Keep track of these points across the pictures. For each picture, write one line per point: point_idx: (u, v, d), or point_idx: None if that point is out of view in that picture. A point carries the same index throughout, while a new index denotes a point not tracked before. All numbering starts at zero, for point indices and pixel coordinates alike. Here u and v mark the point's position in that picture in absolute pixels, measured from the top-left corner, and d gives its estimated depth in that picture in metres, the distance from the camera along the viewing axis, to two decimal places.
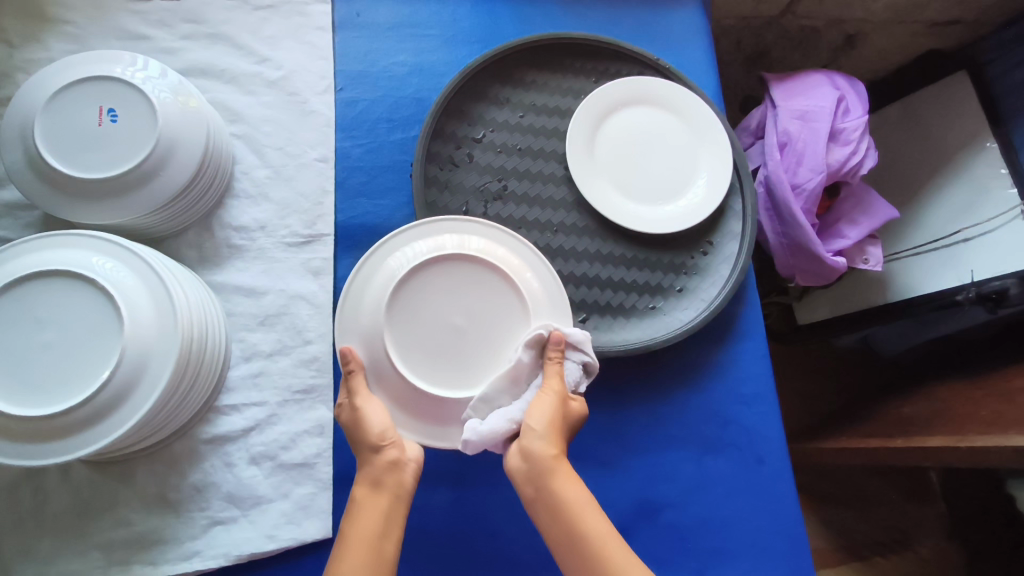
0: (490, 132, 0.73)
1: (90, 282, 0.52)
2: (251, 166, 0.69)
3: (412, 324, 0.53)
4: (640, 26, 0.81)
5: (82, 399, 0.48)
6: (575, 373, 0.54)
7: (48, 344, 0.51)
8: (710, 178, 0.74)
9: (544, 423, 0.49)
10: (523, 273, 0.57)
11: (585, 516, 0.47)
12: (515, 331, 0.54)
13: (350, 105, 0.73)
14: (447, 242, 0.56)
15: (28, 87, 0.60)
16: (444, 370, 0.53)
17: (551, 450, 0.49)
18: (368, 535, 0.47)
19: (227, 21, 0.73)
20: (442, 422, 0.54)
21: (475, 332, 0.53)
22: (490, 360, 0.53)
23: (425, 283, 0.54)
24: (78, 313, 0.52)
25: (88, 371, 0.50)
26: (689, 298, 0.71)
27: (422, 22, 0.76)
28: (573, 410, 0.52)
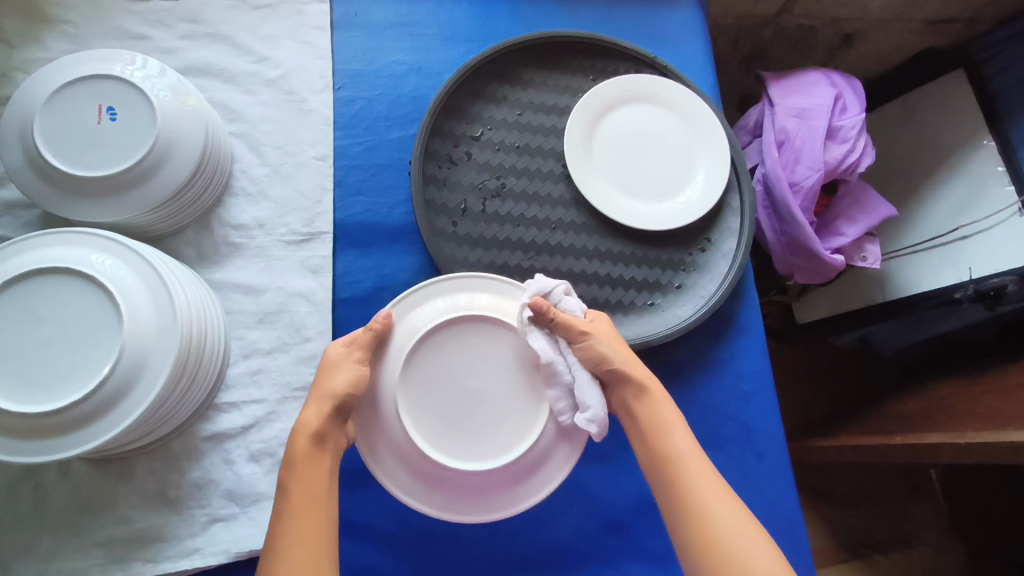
0: (488, 129, 0.73)
1: (89, 280, 0.52)
2: (250, 165, 0.69)
3: (443, 431, 0.51)
4: (637, 24, 0.82)
5: (84, 394, 0.49)
6: (572, 304, 0.57)
7: (48, 340, 0.52)
8: (708, 176, 0.74)
9: (617, 351, 0.56)
10: (471, 300, 0.55)
11: (673, 431, 0.54)
12: (526, 367, 0.53)
13: (348, 103, 0.73)
14: (441, 307, 0.55)
15: (28, 86, 0.60)
16: (503, 432, 0.52)
17: (648, 377, 0.56)
18: (315, 490, 0.49)
19: (225, 21, 0.73)
20: (482, 495, 0.52)
21: (492, 382, 0.53)
22: (518, 421, 0.52)
23: (425, 365, 0.52)
24: (78, 311, 0.52)
25: (87, 367, 0.50)
26: (688, 295, 0.71)
27: (420, 21, 0.77)
28: (603, 326, 0.58)
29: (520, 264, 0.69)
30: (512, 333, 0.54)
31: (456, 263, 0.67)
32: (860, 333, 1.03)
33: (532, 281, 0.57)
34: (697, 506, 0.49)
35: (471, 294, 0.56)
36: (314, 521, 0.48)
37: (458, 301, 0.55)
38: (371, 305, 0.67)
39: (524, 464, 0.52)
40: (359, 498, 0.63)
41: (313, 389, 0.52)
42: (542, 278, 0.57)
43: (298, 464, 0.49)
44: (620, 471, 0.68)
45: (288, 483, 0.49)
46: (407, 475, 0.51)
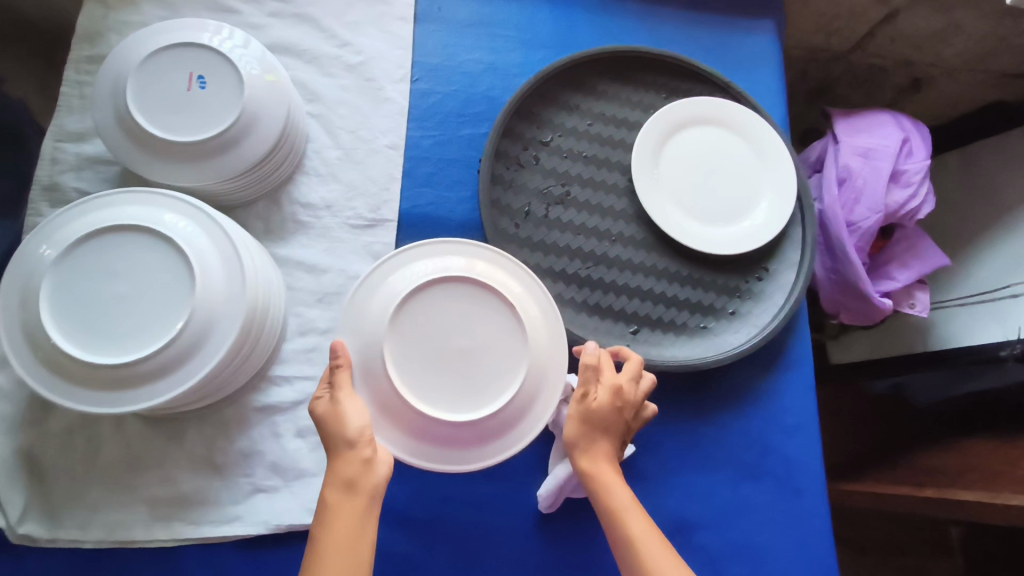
0: (558, 136, 0.73)
1: (166, 240, 0.53)
2: (323, 145, 0.70)
3: (450, 395, 0.51)
4: (715, 46, 0.81)
5: (153, 350, 0.50)
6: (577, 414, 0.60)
7: (123, 294, 0.53)
8: (770, 205, 0.74)
9: (592, 427, 0.52)
10: (417, 272, 0.54)
11: (621, 516, 0.49)
12: (499, 311, 0.53)
13: (424, 96, 0.74)
14: (404, 279, 0.54)
15: (124, 48, 0.62)
16: (502, 366, 0.52)
17: (597, 461, 0.51)
18: (343, 538, 0.45)
19: (313, 4, 0.75)
20: (490, 444, 0.52)
21: (474, 333, 0.52)
22: (507, 367, 0.52)
23: (405, 335, 0.51)
24: (152, 270, 0.53)
25: (156, 326, 0.51)
26: (741, 322, 0.70)
27: (500, 22, 0.77)
28: (601, 402, 0.51)
29: (578, 272, 0.69)
30: (477, 285, 0.53)
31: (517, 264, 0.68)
32: (893, 382, 1.00)
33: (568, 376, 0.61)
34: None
35: (418, 266, 0.55)
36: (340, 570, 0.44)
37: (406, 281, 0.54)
38: None
39: (521, 408, 0.52)
40: (399, 485, 0.62)
41: (327, 442, 0.49)
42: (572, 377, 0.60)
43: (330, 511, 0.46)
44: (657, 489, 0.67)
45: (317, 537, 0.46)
46: (429, 445, 0.52)
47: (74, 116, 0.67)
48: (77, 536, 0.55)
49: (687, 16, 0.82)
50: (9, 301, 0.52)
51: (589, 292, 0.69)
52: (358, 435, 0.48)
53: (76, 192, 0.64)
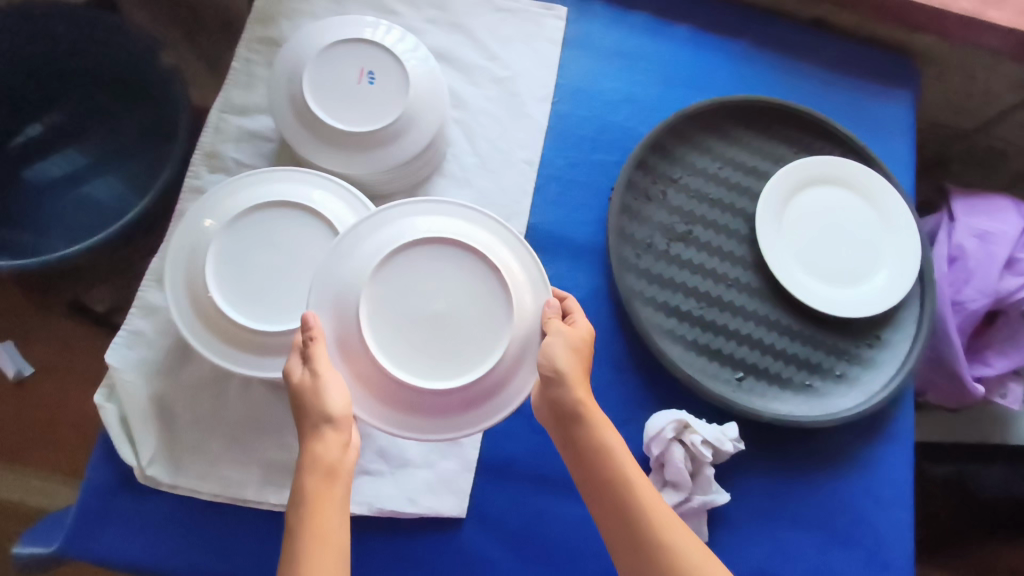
0: (687, 175, 0.74)
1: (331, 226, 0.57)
2: (462, 150, 0.72)
3: (430, 360, 0.51)
4: (849, 109, 0.82)
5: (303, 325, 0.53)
6: (678, 453, 0.62)
7: (277, 266, 0.56)
8: (889, 274, 0.73)
9: (570, 366, 0.51)
10: (394, 235, 0.53)
11: (616, 457, 0.49)
12: (477, 273, 0.52)
13: (562, 118, 0.75)
14: (375, 242, 0.53)
15: (302, 37, 0.65)
16: (483, 331, 0.52)
17: (585, 398, 0.50)
18: (331, 510, 0.46)
19: (469, 14, 0.77)
20: (473, 411, 0.52)
21: (455, 297, 0.52)
22: (487, 331, 0.52)
23: (380, 302, 0.51)
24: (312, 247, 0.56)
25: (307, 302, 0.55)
26: (848, 385, 0.70)
27: (643, 58, 0.79)
28: (582, 338, 0.53)
29: (691, 310, 0.70)
30: (458, 249, 0.53)
31: (634, 293, 0.69)
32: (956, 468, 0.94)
33: (673, 415, 0.63)
34: (651, 538, 0.48)
35: (392, 228, 0.53)
36: (332, 539, 0.45)
37: (377, 245, 0.52)
38: None
39: (501, 377, 0.52)
40: (495, 489, 0.63)
41: (304, 420, 0.48)
42: (676, 417, 0.63)
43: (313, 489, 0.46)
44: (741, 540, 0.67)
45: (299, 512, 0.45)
46: (411, 414, 0.51)
47: (240, 92, 0.70)
48: (195, 487, 0.58)
49: (826, 76, 0.83)
50: (178, 261, 0.57)
51: (700, 331, 0.69)
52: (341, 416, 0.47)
53: (234, 162, 0.68)
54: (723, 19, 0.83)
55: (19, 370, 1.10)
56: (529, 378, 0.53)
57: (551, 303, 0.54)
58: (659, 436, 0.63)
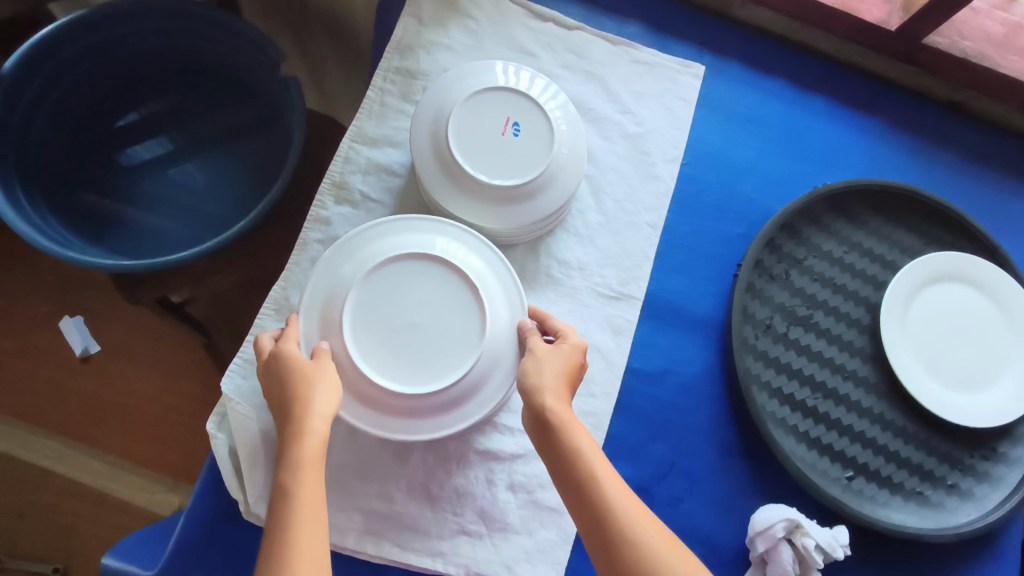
0: (812, 257, 0.72)
1: (453, 281, 0.55)
2: (588, 207, 0.71)
3: (406, 368, 0.53)
4: (985, 201, 0.78)
5: (416, 383, 0.52)
6: (785, 554, 0.58)
7: (397, 314, 0.54)
8: (1013, 384, 0.70)
9: (552, 379, 0.53)
10: (381, 250, 0.56)
11: (585, 457, 0.48)
12: (453, 286, 0.55)
13: (689, 183, 0.74)
14: (362, 256, 0.56)
15: (451, 78, 0.65)
16: (455, 345, 0.53)
17: (558, 405, 0.51)
18: (316, 477, 0.46)
19: (604, 65, 0.76)
20: (446, 413, 0.53)
21: (433, 310, 0.54)
22: (461, 343, 0.53)
23: (363, 309, 0.53)
24: (435, 300, 0.54)
25: (429, 356, 0.53)
26: (960, 497, 0.67)
27: (775, 127, 0.77)
28: (562, 356, 0.54)
29: (804, 399, 0.67)
30: (435, 263, 0.55)
31: (751, 377, 0.66)
32: None
33: (788, 512, 0.60)
34: (627, 544, 0.45)
35: (379, 244, 0.57)
36: (315, 503, 0.45)
37: (362, 258, 0.56)
38: (658, 384, 0.66)
39: (471, 383, 0.53)
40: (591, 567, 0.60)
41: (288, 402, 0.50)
42: (792, 516, 0.59)
43: (292, 467, 0.46)
44: None
45: (286, 477, 0.46)
46: (392, 417, 0.53)
47: (372, 121, 0.70)
48: None
49: (963, 165, 0.79)
50: (312, 306, 0.55)
51: (812, 423, 0.67)
52: (310, 401, 0.49)
53: (361, 195, 0.67)
54: (860, 94, 0.81)
55: (86, 347, 1.11)
56: (501, 389, 0.54)
57: (529, 324, 0.56)
58: (767, 529, 0.60)
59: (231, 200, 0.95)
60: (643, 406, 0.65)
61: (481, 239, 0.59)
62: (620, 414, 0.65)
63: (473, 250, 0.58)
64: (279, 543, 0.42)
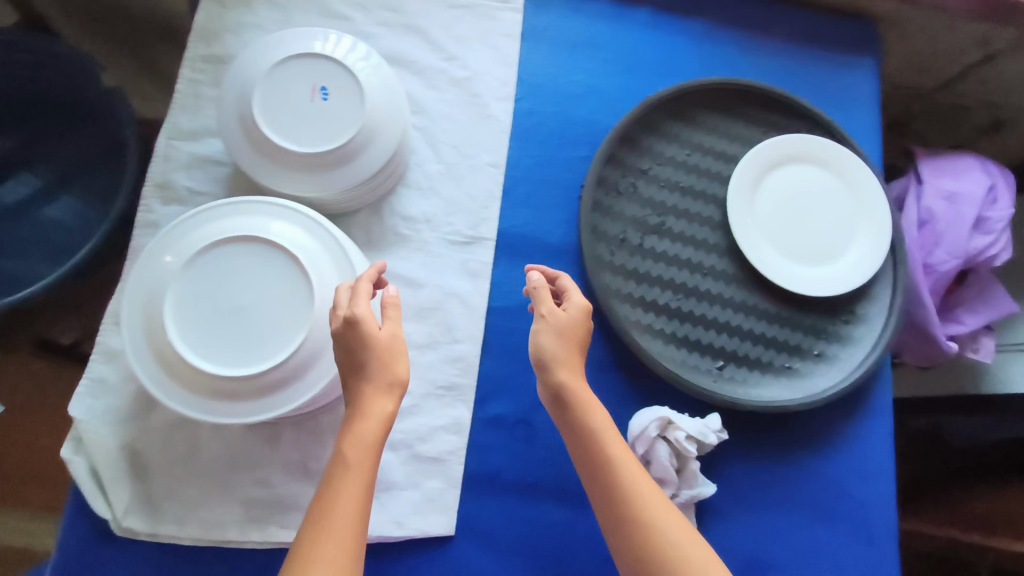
0: (656, 165, 0.74)
1: (274, 257, 0.54)
2: (426, 160, 0.70)
3: (239, 352, 0.52)
4: (817, 80, 0.81)
5: (251, 364, 0.51)
6: (661, 452, 0.61)
7: (227, 301, 0.53)
8: (861, 249, 0.73)
9: (563, 349, 0.55)
10: (197, 237, 0.54)
11: (598, 434, 0.52)
12: (276, 262, 0.54)
13: (526, 116, 0.74)
14: (179, 247, 0.54)
15: (251, 52, 0.62)
16: (284, 321, 0.53)
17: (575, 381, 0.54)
18: (360, 477, 0.47)
19: (422, 16, 0.75)
20: (288, 389, 0.53)
21: (257, 290, 0.53)
22: (292, 317, 0.53)
23: (187, 301, 0.52)
24: (258, 280, 0.53)
25: (261, 337, 0.52)
26: (827, 365, 0.70)
27: (604, 46, 0.78)
28: (571, 320, 0.55)
29: (667, 303, 0.69)
30: (255, 241, 0.54)
31: (610, 293, 0.68)
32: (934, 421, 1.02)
33: (659, 413, 0.62)
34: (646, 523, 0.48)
35: (197, 233, 0.55)
36: (358, 494, 0.46)
37: (179, 249, 0.54)
38: (524, 317, 0.67)
39: (306, 356, 0.52)
40: (481, 503, 0.61)
41: (367, 373, 0.49)
42: (662, 415, 0.61)
43: (349, 467, 0.47)
44: (732, 528, 0.65)
45: (337, 482, 0.46)
46: (232, 401, 0.52)
47: (187, 115, 0.68)
48: (175, 532, 0.56)
49: (791, 50, 0.81)
50: (134, 312, 0.53)
51: (677, 324, 0.69)
52: (396, 377, 0.50)
53: (188, 191, 0.65)
54: None
55: None
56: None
57: (535, 278, 0.59)
58: (642, 432, 0.61)
59: (84, 227, 0.90)
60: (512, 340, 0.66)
61: (302, 208, 0.57)
62: (489, 354, 0.65)
63: (295, 223, 0.56)
64: (313, 548, 0.43)
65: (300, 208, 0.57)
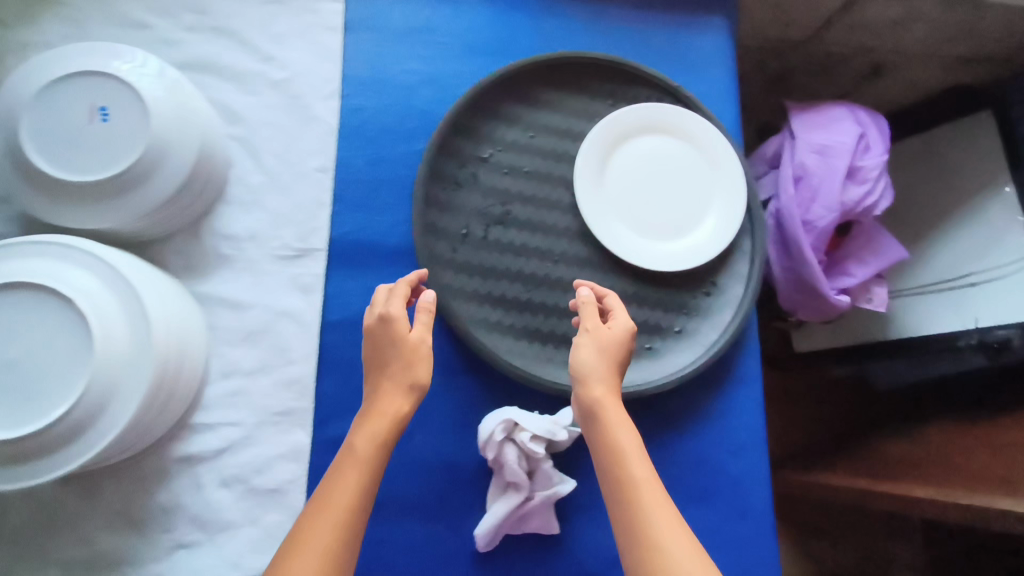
0: (498, 151, 0.70)
1: (43, 303, 0.49)
2: (246, 172, 0.66)
3: (10, 412, 0.47)
4: (666, 46, 0.78)
5: (22, 425, 0.46)
6: (511, 456, 0.58)
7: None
8: (717, 218, 0.71)
9: (593, 358, 0.52)
10: None
11: (623, 453, 0.48)
12: (46, 306, 0.49)
13: (355, 113, 0.69)
14: None
15: (20, 75, 0.56)
16: (60, 371, 0.48)
17: (604, 394, 0.51)
18: (346, 492, 0.45)
19: (233, 15, 0.69)
20: (71, 445, 0.47)
21: (29, 341, 0.48)
22: (69, 365, 0.48)
23: None
24: (29, 329, 0.48)
25: (35, 392, 0.47)
26: (688, 341, 0.68)
27: (437, 29, 0.73)
28: (611, 334, 0.54)
29: (518, 296, 0.66)
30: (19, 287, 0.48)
31: (453, 292, 0.65)
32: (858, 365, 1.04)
33: (507, 415, 0.59)
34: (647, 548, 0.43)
35: None
36: (352, 489, 0.45)
37: None
38: (363, 329, 0.63)
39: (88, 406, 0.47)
40: None
41: (387, 376, 0.49)
42: (510, 418, 0.59)
43: (342, 472, 0.46)
44: (599, 523, 0.62)
45: (327, 494, 0.45)
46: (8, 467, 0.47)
47: None
48: None
49: (638, 16, 0.78)
50: None
51: (529, 316, 0.66)
52: (418, 380, 0.49)
53: None
54: None
55: None
56: (134, 400, 0.50)
57: (585, 292, 0.58)
58: (491, 438, 0.59)
59: None
60: (351, 356, 0.62)
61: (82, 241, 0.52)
62: (326, 371, 0.61)
63: (71, 261, 0.51)
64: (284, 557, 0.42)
65: (79, 241, 0.52)
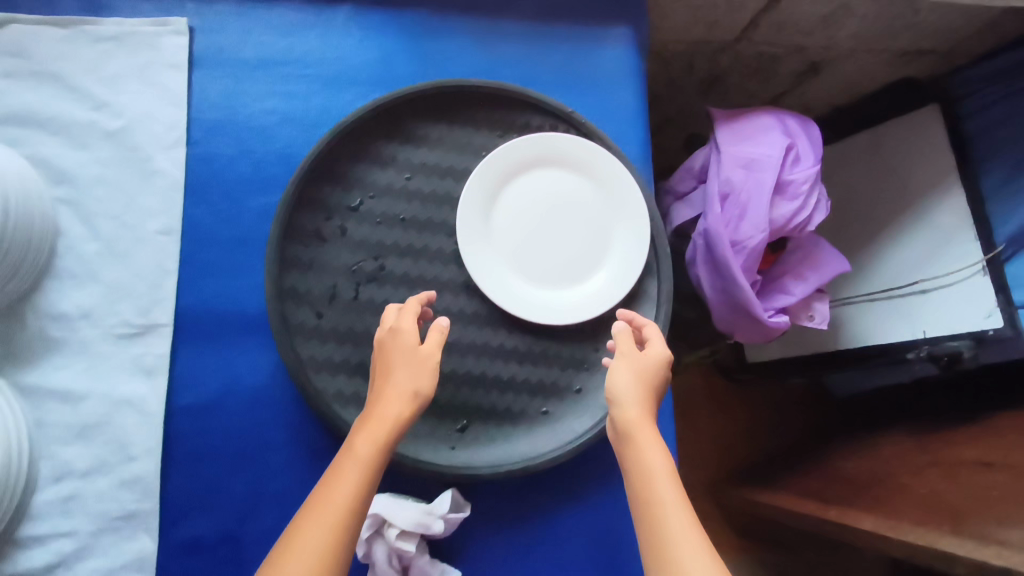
0: (369, 198, 0.62)
1: None
2: (79, 240, 0.58)
3: None
4: (563, 63, 0.69)
5: None
6: (381, 555, 0.52)
7: None
8: (618, 259, 0.64)
9: (628, 373, 0.48)
10: None
11: (655, 476, 0.42)
12: None
13: (205, 163, 0.61)
14: None
15: None
16: None
17: (640, 418, 0.45)
18: (335, 508, 0.40)
19: (60, 57, 0.60)
20: None
21: None
22: None
23: None
24: None
25: None
26: (588, 402, 0.62)
27: (300, 59, 0.64)
28: (652, 357, 0.50)
29: None
30: None
31: (316, 366, 0.58)
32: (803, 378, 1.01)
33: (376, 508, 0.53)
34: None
35: None
36: (339, 496, 0.40)
37: None
38: (216, 414, 0.57)
39: None
40: None
41: (381, 390, 0.46)
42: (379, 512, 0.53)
43: (330, 483, 0.41)
44: None
45: (312, 504, 0.40)
46: None
47: None
48: None
49: (532, 31, 0.69)
50: None
51: None
52: (415, 390, 0.45)
53: None
54: None
55: None
56: None
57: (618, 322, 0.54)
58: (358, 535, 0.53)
59: None
60: (203, 446, 0.56)
61: None
62: (174, 465, 0.55)
63: None
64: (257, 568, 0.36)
65: None
